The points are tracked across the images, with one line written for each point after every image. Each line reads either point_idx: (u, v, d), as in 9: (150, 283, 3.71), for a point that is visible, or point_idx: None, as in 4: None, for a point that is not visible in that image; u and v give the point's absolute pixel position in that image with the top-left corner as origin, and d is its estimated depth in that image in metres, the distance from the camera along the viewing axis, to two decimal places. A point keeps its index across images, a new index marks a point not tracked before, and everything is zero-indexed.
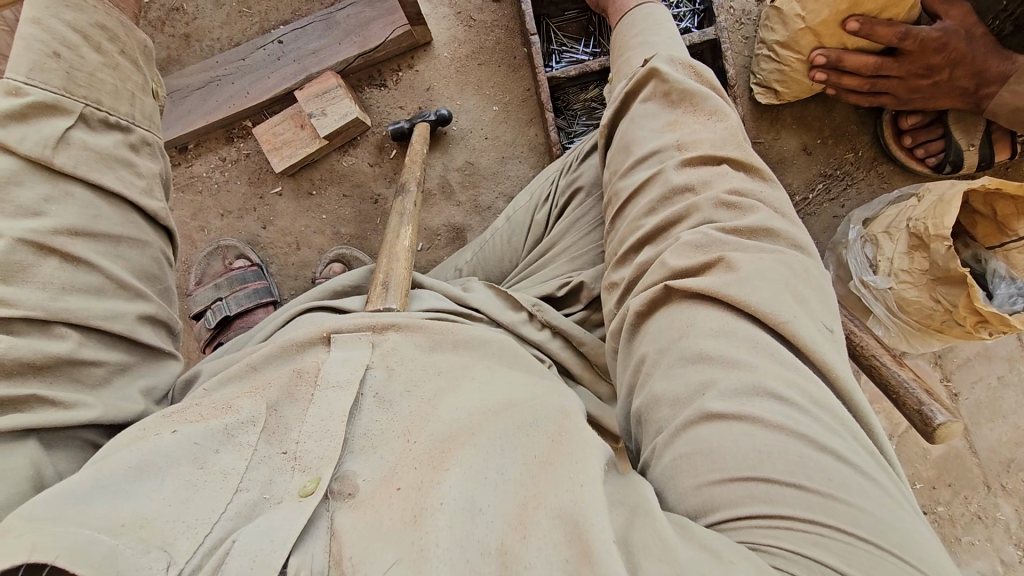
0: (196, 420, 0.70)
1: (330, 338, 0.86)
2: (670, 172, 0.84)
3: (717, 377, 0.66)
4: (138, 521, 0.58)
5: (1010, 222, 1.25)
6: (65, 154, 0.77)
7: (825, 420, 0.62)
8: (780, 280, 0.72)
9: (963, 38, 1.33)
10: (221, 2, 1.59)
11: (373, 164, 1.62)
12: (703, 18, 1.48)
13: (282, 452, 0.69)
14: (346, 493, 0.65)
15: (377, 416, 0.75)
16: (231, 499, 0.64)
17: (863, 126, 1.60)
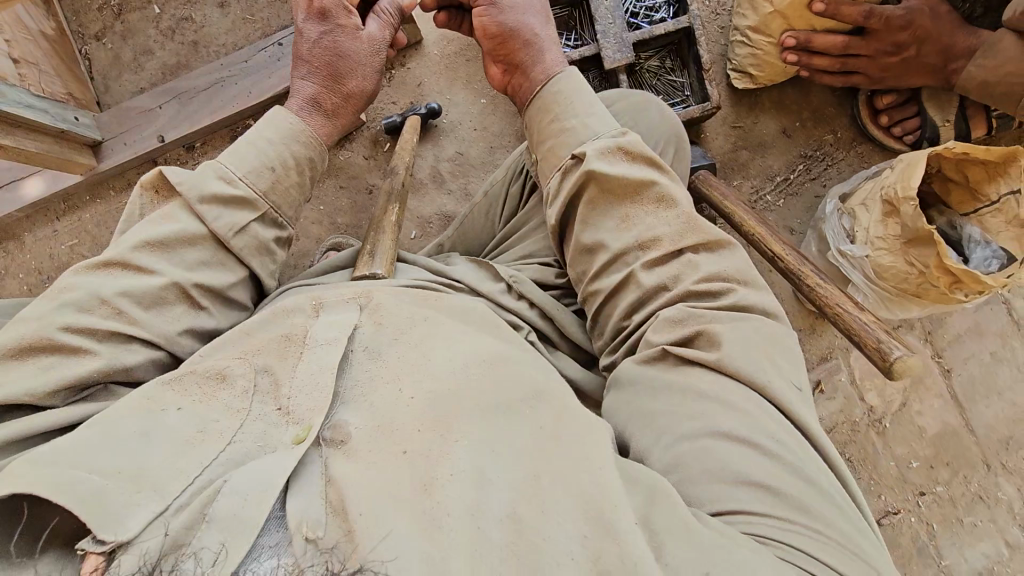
0: (195, 391, 0.79)
1: (319, 305, 0.92)
2: (639, 274, 0.92)
3: (716, 412, 0.79)
4: (132, 471, 0.68)
5: (981, 187, 1.29)
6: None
7: (806, 456, 0.77)
8: (761, 339, 0.85)
9: (927, 15, 1.40)
10: (227, 10, 1.71)
11: (368, 157, 1.70)
12: (678, 8, 1.55)
13: (277, 409, 0.78)
14: (339, 441, 0.74)
15: (365, 366, 0.82)
16: (223, 450, 0.73)
17: (841, 108, 1.65)
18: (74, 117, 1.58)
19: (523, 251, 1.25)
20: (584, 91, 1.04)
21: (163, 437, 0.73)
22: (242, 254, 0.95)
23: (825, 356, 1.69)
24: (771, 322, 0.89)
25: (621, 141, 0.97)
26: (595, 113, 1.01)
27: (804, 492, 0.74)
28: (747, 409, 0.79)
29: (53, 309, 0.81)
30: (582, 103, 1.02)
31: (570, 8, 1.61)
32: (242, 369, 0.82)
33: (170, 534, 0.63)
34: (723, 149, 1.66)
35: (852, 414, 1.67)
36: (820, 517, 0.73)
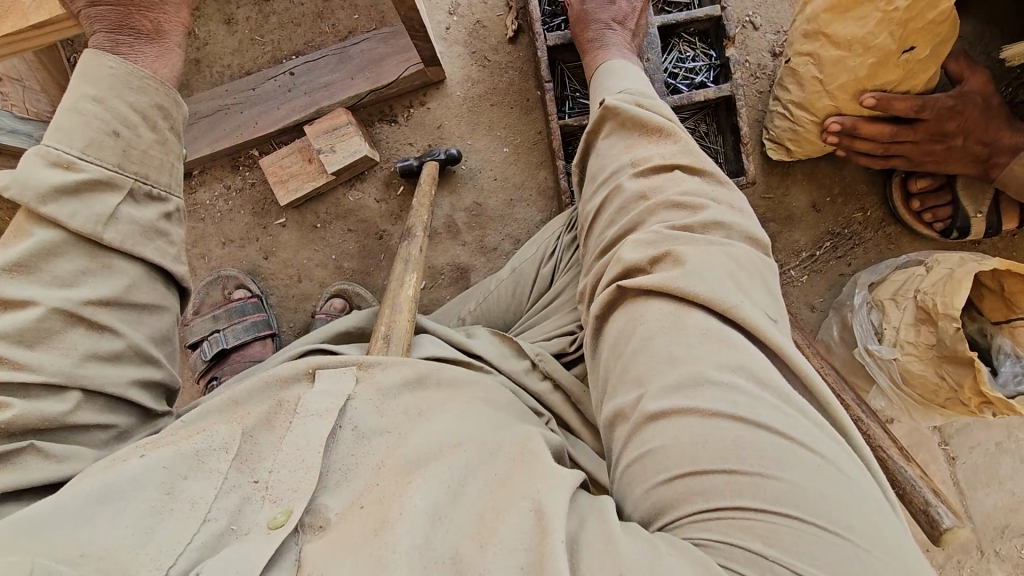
0: (167, 444, 0.72)
1: (314, 372, 0.83)
2: (625, 183, 0.91)
3: (676, 373, 0.69)
4: (99, 553, 0.61)
5: (1018, 299, 1.25)
6: (114, 229, 0.80)
7: (780, 407, 0.66)
8: (724, 271, 0.76)
9: (979, 106, 1.35)
10: (234, 29, 1.57)
11: (380, 201, 1.60)
12: (719, 72, 1.48)
13: (254, 481, 0.71)
14: (319, 526, 0.68)
15: (352, 450, 0.75)
16: (198, 527, 0.66)
17: (873, 186, 1.60)
18: None
19: (550, 331, 1.17)
20: (625, 72, 1.13)
21: (125, 498, 0.66)
22: (128, 245, 0.81)
23: None
24: (752, 251, 0.82)
25: (650, 101, 0.99)
26: (640, 84, 1.08)
27: (781, 462, 0.62)
28: (709, 365, 0.68)
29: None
30: (634, 77, 1.11)
31: None
32: (226, 430, 0.75)
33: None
34: None
35: None
36: (805, 498, 0.60)
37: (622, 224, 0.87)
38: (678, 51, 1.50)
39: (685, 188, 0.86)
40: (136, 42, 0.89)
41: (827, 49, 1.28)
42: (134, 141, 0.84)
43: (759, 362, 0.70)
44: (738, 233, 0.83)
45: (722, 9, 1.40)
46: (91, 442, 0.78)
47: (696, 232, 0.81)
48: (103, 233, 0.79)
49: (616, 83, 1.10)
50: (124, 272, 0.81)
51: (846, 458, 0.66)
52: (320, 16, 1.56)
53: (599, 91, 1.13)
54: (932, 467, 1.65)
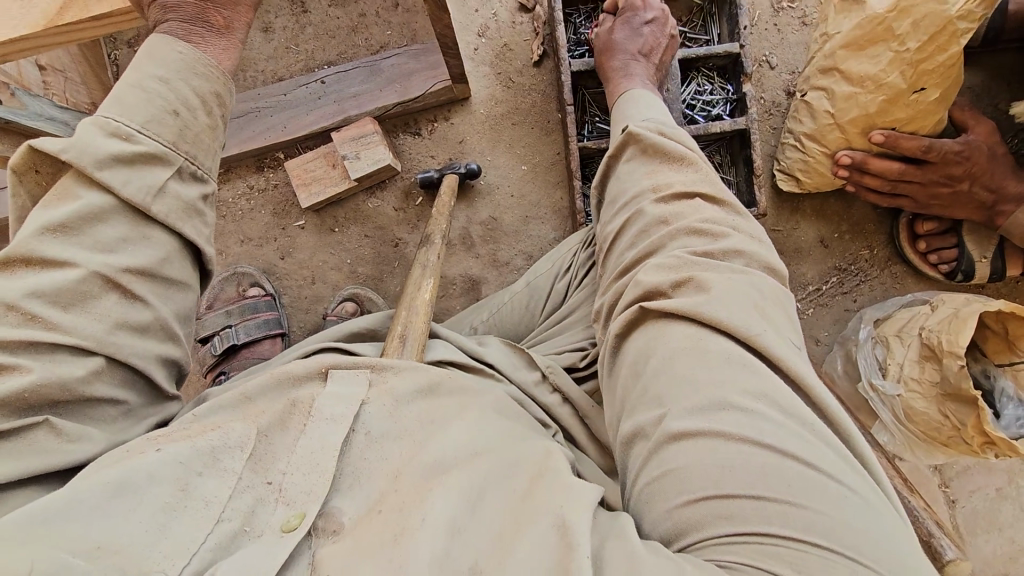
0: (183, 438, 0.72)
1: (326, 372, 0.84)
2: (647, 208, 0.94)
3: (698, 398, 0.71)
4: (114, 546, 0.61)
5: (1020, 341, 1.27)
6: (160, 203, 0.83)
7: (803, 436, 0.68)
8: (746, 297, 0.79)
9: (984, 155, 1.39)
10: (271, 36, 1.64)
11: (398, 209, 1.64)
12: (735, 106, 1.52)
13: (267, 482, 0.73)
14: (331, 531, 0.69)
15: (366, 456, 0.76)
16: (213, 528, 0.67)
17: (881, 225, 1.63)
18: None
19: (562, 346, 1.18)
20: (646, 100, 1.18)
21: (140, 493, 0.66)
22: (167, 220, 0.84)
23: None
24: (773, 282, 0.84)
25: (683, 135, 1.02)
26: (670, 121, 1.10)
27: (803, 487, 0.64)
28: (731, 391, 0.70)
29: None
30: (662, 112, 1.14)
31: None
32: (241, 428, 0.76)
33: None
34: None
35: None
36: (832, 526, 0.62)
37: (641, 248, 0.91)
38: (696, 83, 1.56)
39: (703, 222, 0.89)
40: (207, 34, 0.92)
41: (842, 82, 1.34)
42: (190, 122, 0.87)
43: (782, 389, 0.72)
44: (757, 263, 0.86)
45: (740, 46, 1.45)
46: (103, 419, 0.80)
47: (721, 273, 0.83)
48: (149, 205, 0.82)
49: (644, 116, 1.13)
50: (161, 244, 0.84)
51: (868, 487, 0.67)
52: (355, 30, 1.62)
53: (630, 119, 1.15)
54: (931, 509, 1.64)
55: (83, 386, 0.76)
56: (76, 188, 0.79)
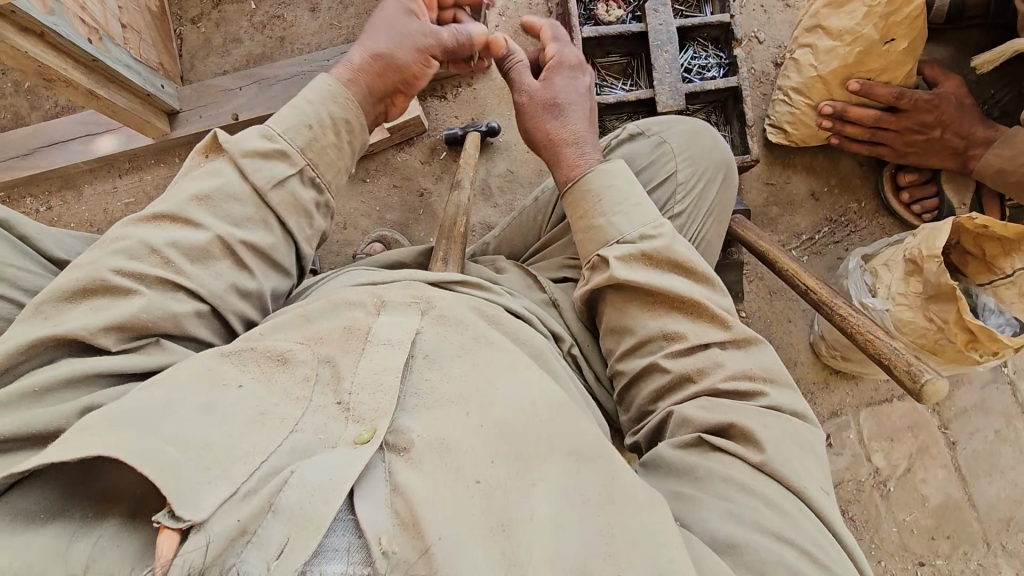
0: (256, 375, 0.80)
1: (381, 302, 0.91)
2: (680, 340, 0.94)
3: (757, 510, 0.80)
4: (194, 444, 0.69)
5: (997, 260, 1.38)
6: (279, 193, 0.94)
7: (833, 557, 0.78)
8: (789, 440, 0.87)
9: (953, 104, 1.55)
10: (316, 15, 1.86)
11: (424, 163, 1.81)
12: (727, 69, 1.72)
13: (336, 403, 0.78)
14: (401, 448, 0.73)
15: (427, 376, 0.82)
16: (287, 436, 0.73)
17: (866, 180, 1.78)
18: (160, 85, 1.69)
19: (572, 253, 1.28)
20: (616, 187, 1.02)
21: (224, 412, 0.74)
22: None
23: (835, 412, 1.72)
24: (804, 426, 0.91)
25: (648, 243, 0.97)
26: (631, 211, 1.00)
27: None
28: (787, 517, 0.79)
29: (104, 254, 0.82)
30: (617, 197, 1.02)
31: (629, 57, 1.78)
32: (304, 356, 0.84)
33: (240, 519, 0.63)
34: (756, 202, 1.78)
35: (858, 473, 1.68)
36: None
37: (675, 359, 0.94)
38: (693, 51, 1.76)
39: (676, 292, 0.95)
40: None
41: (824, 38, 1.55)
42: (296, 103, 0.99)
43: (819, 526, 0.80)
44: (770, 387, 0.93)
45: (731, 16, 1.66)
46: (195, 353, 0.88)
47: (711, 345, 0.94)
48: None
49: (597, 219, 1.01)
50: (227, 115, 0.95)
51: None
52: None
53: (584, 224, 1.03)
54: (931, 450, 1.69)
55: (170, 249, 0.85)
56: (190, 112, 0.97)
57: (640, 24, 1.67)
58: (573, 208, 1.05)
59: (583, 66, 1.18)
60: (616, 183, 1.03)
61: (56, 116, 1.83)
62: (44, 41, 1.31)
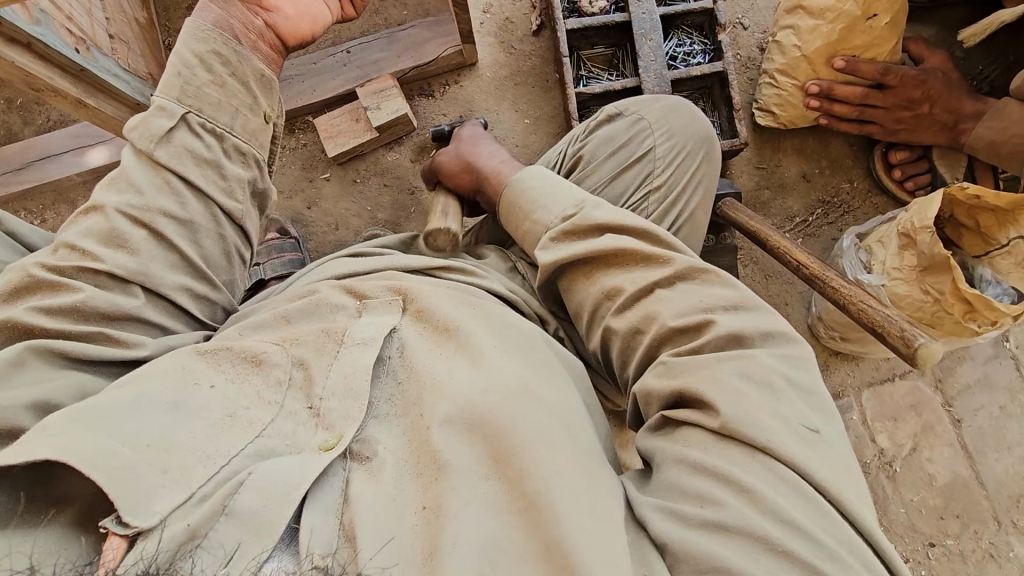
0: (230, 377, 0.84)
1: (362, 303, 0.97)
2: (624, 302, 0.89)
3: (717, 493, 0.71)
4: (160, 443, 0.71)
5: (992, 232, 1.37)
6: (165, 149, 0.95)
7: (816, 538, 0.67)
8: (756, 395, 0.75)
9: (940, 80, 1.55)
10: None
11: (413, 161, 1.81)
12: (712, 55, 1.72)
13: (308, 408, 0.83)
14: (364, 457, 0.79)
15: (396, 379, 0.87)
16: (251, 440, 0.77)
17: (858, 161, 1.77)
18: (149, 94, 1.71)
19: None
20: (534, 184, 1.07)
21: (193, 412, 0.77)
22: None
23: (837, 394, 1.69)
24: (783, 365, 0.77)
25: (568, 219, 0.98)
26: (552, 199, 1.03)
27: None
28: (750, 495, 0.69)
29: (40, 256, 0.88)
30: (545, 191, 1.05)
31: (614, 48, 1.79)
32: (280, 359, 0.88)
33: (190, 524, 0.65)
34: (748, 187, 1.77)
35: (863, 455, 1.65)
36: None
37: (631, 323, 0.88)
38: (677, 38, 1.76)
39: (607, 247, 0.91)
40: None
41: (805, 18, 1.56)
42: (191, 79, 0.98)
43: (801, 501, 0.69)
44: (737, 328, 0.81)
45: (714, 2, 1.66)
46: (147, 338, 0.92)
47: (659, 288, 0.87)
48: None
49: (531, 215, 1.04)
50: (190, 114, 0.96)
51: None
52: (375, 11, 1.86)
53: (525, 223, 1.05)
54: (936, 428, 1.66)
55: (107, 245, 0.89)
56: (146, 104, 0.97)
57: (624, 14, 1.68)
58: (516, 220, 1.07)
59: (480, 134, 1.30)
60: (545, 182, 1.06)
61: (49, 130, 1.86)
62: (30, 50, 1.32)
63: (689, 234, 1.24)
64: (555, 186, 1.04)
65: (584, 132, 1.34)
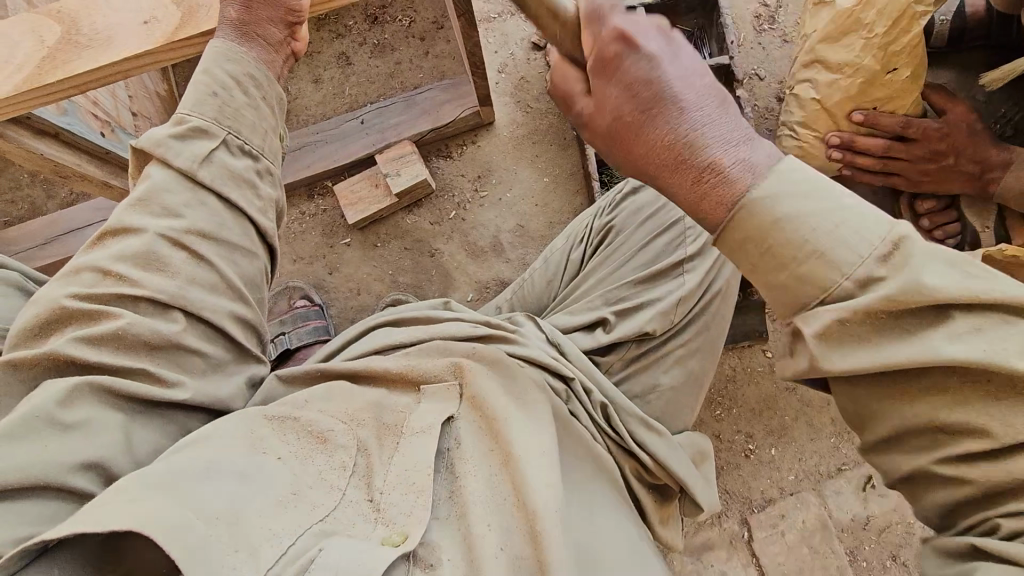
0: (297, 455, 0.86)
1: (421, 389, 0.97)
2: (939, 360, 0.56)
3: None
4: (230, 518, 0.72)
5: None
6: (207, 169, 0.92)
7: None
8: None
9: (964, 131, 1.53)
10: (320, 86, 1.90)
11: (433, 223, 1.81)
12: (731, 109, 1.72)
13: (368, 499, 0.83)
14: (427, 563, 0.78)
15: (455, 471, 0.87)
16: (314, 522, 0.78)
17: (883, 209, 1.75)
18: None
19: (583, 307, 1.26)
20: (802, 200, 0.61)
21: (263, 486, 0.79)
22: (215, 184, 0.93)
23: None
24: None
25: (885, 288, 0.57)
26: (827, 245, 0.59)
27: None
28: None
29: (65, 287, 0.85)
30: (806, 231, 0.60)
31: None
32: (345, 439, 0.89)
33: None
34: None
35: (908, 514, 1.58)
36: None
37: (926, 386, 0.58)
38: None
39: (964, 363, 0.55)
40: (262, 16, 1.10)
41: (824, 72, 1.55)
42: (228, 100, 0.97)
43: None
44: None
45: (730, 59, 1.66)
46: (189, 369, 0.88)
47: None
48: (197, 170, 0.92)
49: (791, 265, 0.61)
50: (217, 211, 0.93)
51: None
52: (391, 75, 1.88)
53: (764, 274, 0.64)
54: None
55: (145, 270, 0.86)
56: (153, 169, 0.92)
57: None
58: (748, 261, 0.64)
59: (661, 32, 0.70)
60: (805, 216, 0.61)
61: (71, 204, 1.89)
62: (58, 140, 1.33)
63: (722, 302, 1.21)
64: (828, 213, 0.60)
65: (609, 207, 1.39)
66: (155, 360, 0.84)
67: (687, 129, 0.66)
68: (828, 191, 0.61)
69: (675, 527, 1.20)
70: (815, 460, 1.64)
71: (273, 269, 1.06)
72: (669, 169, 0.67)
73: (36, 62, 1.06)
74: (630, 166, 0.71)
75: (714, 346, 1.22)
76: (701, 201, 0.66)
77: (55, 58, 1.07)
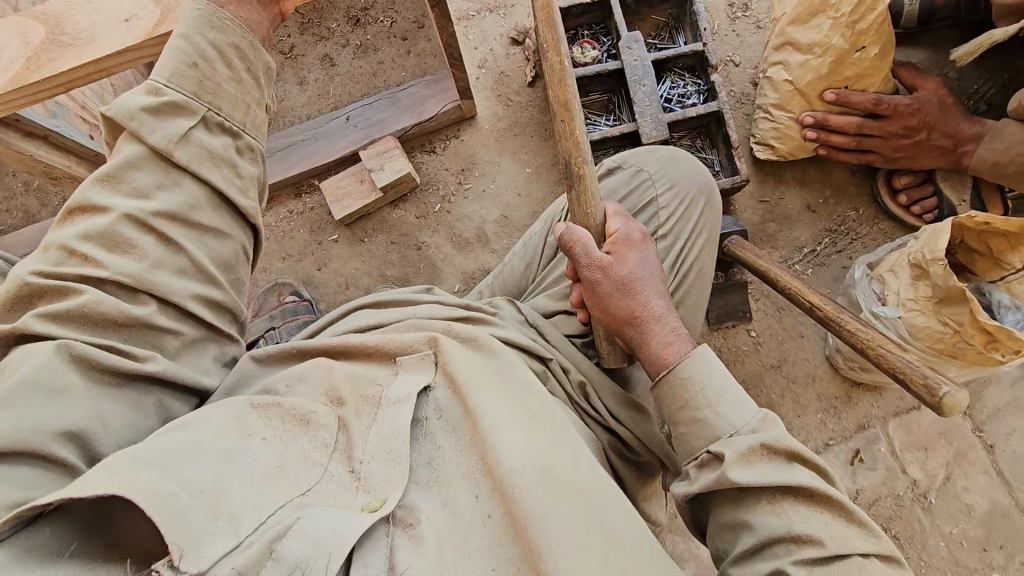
0: (279, 430, 0.88)
1: (396, 360, 0.99)
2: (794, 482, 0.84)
3: None
4: (212, 490, 0.74)
5: (1005, 255, 1.36)
6: (184, 149, 0.93)
7: None
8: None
9: (935, 106, 1.56)
10: (305, 87, 1.93)
11: (419, 217, 1.84)
12: (707, 95, 1.75)
13: (349, 471, 0.85)
14: (407, 522, 0.81)
15: (434, 437, 0.91)
16: (297, 494, 0.80)
17: (861, 188, 1.77)
18: None
19: (563, 290, 1.29)
20: (714, 377, 0.94)
21: (245, 463, 0.81)
22: (192, 167, 0.94)
23: (862, 425, 1.65)
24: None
25: (767, 434, 0.87)
26: (729, 408, 0.91)
27: None
28: None
29: (35, 262, 0.87)
30: (717, 395, 0.92)
31: (609, 94, 1.84)
32: (327, 418, 0.91)
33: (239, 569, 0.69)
34: (753, 221, 1.78)
35: (895, 487, 1.60)
36: None
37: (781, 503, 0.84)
38: (671, 81, 1.80)
39: (807, 491, 0.84)
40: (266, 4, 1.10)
41: (795, 54, 1.58)
42: (209, 73, 0.97)
43: None
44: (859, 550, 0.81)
45: (703, 45, 1.70)
46: (160, 348, 0.91)
47: (854, 544, 0.81)
48: (173, 150, 0.92)
49: (698, 411, 0.92)
50: (189, 192, 0.94)
51: None
52: (374, 74, 1.92)
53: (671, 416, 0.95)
54: (970, 457, 1.61)
55: (109, 252, 0.88)
56: (123, 143, 0.92)
57: (616, 62, 1.72)
58: (666, 403, 0.96)
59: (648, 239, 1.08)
60: (716, 391, 0.93)
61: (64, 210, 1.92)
62: (48, 142, 1.36)
63: (698, 278, 1.24)
64: (725, 394, 0.93)
65: None
66: (129, 339, 0.88)
67: (657, 309, 1.01)
68: (726, 379, 0.94)
69: (658, 506, 1.22)
70: (802, 437, 1.65)
71: (254, 250, 1.08)
72: (643, 326, 1.00)
73: (21, 62, 1.10)
74: (612, 316, 1.01)
75: (696, 321, 1.24)
76: (653, 357, 0.98)
77: (39, 58, 1.10)
